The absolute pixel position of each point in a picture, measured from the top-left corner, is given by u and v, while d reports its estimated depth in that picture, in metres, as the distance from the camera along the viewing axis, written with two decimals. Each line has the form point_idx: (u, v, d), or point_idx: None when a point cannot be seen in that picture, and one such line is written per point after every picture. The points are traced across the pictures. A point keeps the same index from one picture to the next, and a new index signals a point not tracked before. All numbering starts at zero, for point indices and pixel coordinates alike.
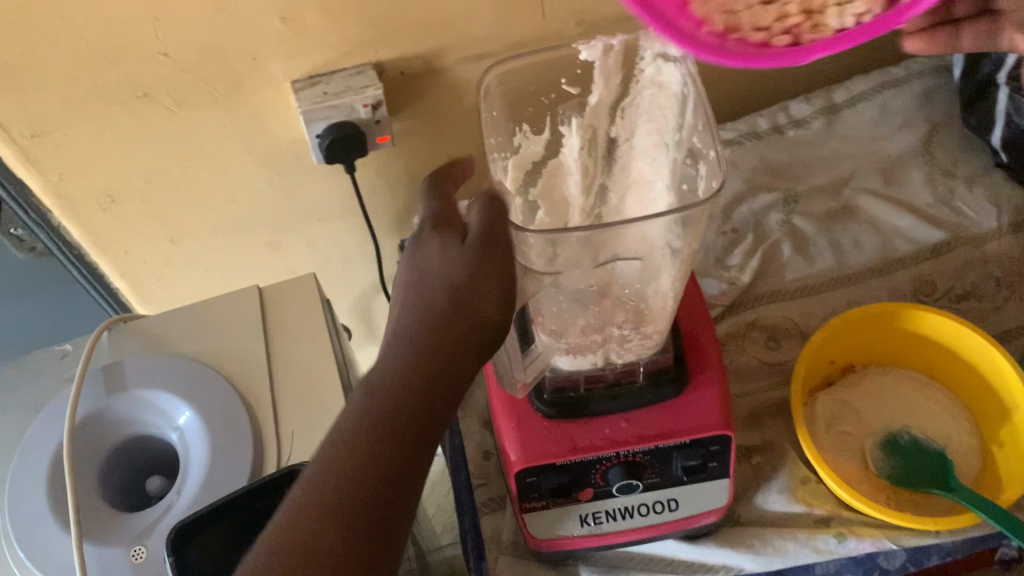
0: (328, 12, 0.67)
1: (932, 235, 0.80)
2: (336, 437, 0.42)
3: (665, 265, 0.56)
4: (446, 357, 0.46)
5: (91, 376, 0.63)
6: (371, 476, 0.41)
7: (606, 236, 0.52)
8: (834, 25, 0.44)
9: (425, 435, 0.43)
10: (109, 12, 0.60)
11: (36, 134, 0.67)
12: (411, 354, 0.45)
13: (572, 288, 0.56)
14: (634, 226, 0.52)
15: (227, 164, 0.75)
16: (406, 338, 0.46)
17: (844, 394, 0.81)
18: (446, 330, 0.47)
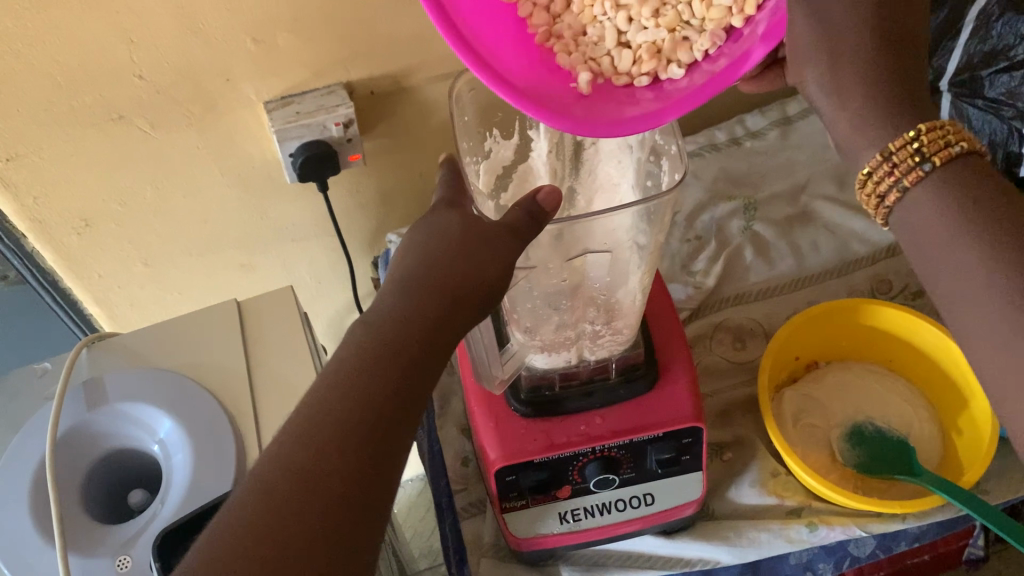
0: (299, 34, 0.69)
1: (887, 236, 0.82)
2: (295, 438, 0.41)
3: (630, 265, 0.55)
4: (414, 367, 0.45)
5: (72, 391, 0.64)
6: (330, 484, 0.39)
7: (572, 231, 0.51)
8: (686, 61, 0.47)
9: (390, 445, 0.42)
10: (82, 37, 0.63)
11: (11, 158, 0.70)
12: (382, 353, 0.44)
13: (544, 288, 0.55)
14: (600, 219, 0.50)
15: (198, 184, 0.78)
16: (383, 338, 0.45)
17: (838, 368, 0.75)
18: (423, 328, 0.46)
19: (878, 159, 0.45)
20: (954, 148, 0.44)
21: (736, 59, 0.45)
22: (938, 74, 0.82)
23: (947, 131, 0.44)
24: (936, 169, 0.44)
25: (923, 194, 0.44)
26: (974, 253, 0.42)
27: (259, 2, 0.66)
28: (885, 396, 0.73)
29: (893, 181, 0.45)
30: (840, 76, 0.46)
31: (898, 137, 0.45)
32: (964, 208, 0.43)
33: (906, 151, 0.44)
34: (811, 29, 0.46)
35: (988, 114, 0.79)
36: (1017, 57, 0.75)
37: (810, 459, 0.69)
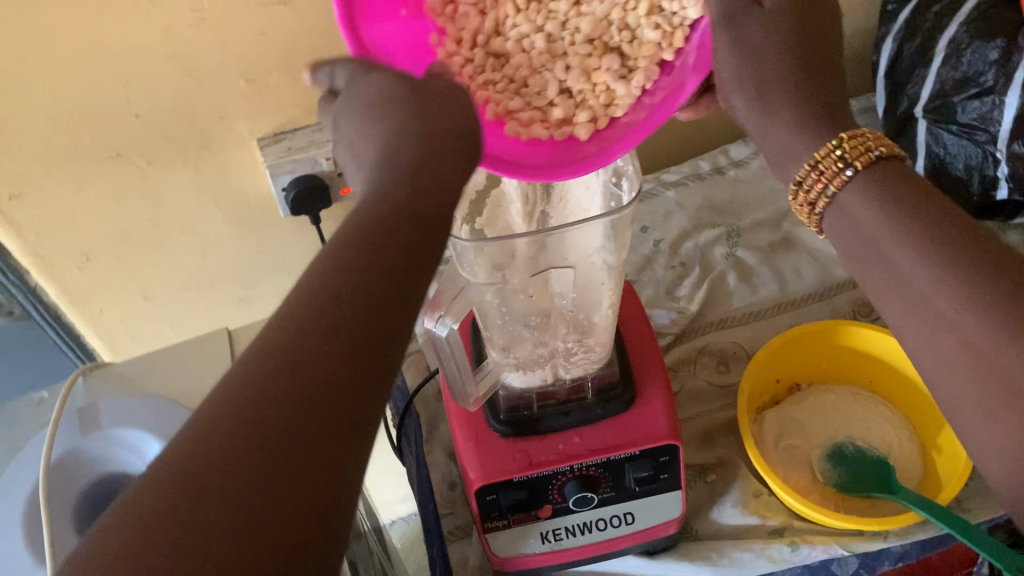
0: (290, 72, 0.72)
1: None
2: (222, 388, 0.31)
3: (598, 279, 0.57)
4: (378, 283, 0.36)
5: (68, 418, 0.66)
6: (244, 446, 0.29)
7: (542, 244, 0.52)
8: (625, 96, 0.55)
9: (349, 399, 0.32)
10: (80, 78, 0.66)
11: (14, 194, 0.72)
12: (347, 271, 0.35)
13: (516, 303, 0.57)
14: (570, 231, 0.52)
15: (195, 219, 0.81)
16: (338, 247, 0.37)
17: (818, 391, 0.76)
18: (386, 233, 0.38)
19: (806, 170, 0.48)
20: (874, 152, 0.46)
21: (673, 90, 0.55)
22: (912, 103, 0.85)
23: (866, 138, 0.46)
24: (859, 173, 0.46)
25: (848, 194, 0.46)
26: (900, 242, 0.43)
27: (250, 44, 0.69)
28: (865, 415, 0.74)
29: (822, 188, 0.47)
30: (766, 97, 0.50)
31: (821, 147, 0.48)
32: (887, 201, 0.44)
33: (830, 162, 0.46)
34: (734, 58, 0.51)
35: (962, 139, 0.80)
36: (986, 83, 0.76)
37: (791, 480, 0.70)
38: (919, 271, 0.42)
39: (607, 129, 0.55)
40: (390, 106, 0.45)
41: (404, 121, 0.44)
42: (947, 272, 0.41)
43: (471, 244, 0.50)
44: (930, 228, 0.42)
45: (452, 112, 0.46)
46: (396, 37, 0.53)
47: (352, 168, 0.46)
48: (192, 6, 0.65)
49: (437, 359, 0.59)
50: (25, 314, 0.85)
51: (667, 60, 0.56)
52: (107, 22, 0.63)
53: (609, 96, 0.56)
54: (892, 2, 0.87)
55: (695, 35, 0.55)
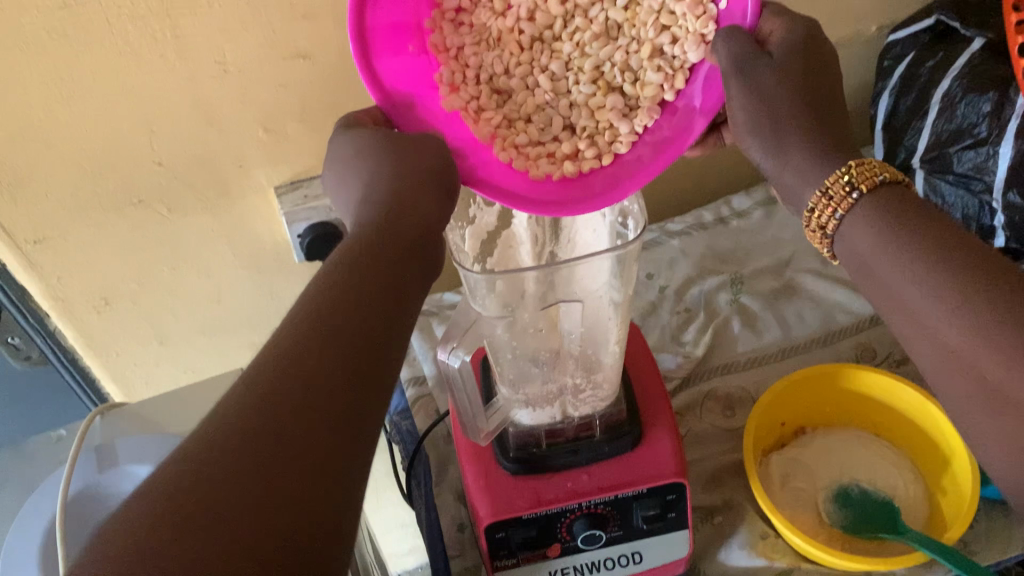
0: (307, 123, 0.75)
1: (869, 307, 0.85)
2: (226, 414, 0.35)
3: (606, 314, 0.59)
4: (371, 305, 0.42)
5: (86, 457, 0.68)
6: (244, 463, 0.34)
7: (553, 279, 0.55)
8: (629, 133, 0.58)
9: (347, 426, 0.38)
10: (108, 127, 0.68)
11: (38, 240, 0.74)
12: (337, 316, 0.40)
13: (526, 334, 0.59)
14: (580, 265, 0.54)
15: (212, 265, 0.83)
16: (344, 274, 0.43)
17: (824, 434, 0.77)
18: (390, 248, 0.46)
19: (816, 195, 0.50)
20: (879, 177, 0.48)
21: (677, 130, 0.58)
22: (909, 153, 0.87)
23: (874, 164, 0.48)
24: (864, 196, 0.48)
25: (855, 220, 0.48)
26: (904, 266, 0.45)
27: (270, 95, 0.71)
28: (871, 459, 0.74)
29: (830, 212, 0.49)
30: (782, 132, 0.52)
31: (830, 175, 0.49)
32: (890, 227, 0.46)
33: (839, 184, 0.48)
34: (743, 95, 0.53)
35: (958, 188, 0.82)
36: (980, 134, 0.79)
37: (797, 521, 0.70)
38: (924, 298, 0.44)
39: (612, 166, 0.58)
40: (367, 152, 0.52)
41: (372, 172, 0.51)
42: (948, 297, 0.43)
43: (482, 277, 0.53)
44: (932, 254, 0.44)
45: (422, 167, 0.51)
46: (404, 76, 0.56)
47: (338, 206, 0.54)
48: (216, 59, 0.67)
49: (450, 392, 0.61)
50: (42, 359, 0.88)
51: (669, 99, 0.59)
52: (135, 73, 0.66)
53: (614, 134, 0.59)
54: (887, 58, 0.90)
55: (697, 76, 0.58)
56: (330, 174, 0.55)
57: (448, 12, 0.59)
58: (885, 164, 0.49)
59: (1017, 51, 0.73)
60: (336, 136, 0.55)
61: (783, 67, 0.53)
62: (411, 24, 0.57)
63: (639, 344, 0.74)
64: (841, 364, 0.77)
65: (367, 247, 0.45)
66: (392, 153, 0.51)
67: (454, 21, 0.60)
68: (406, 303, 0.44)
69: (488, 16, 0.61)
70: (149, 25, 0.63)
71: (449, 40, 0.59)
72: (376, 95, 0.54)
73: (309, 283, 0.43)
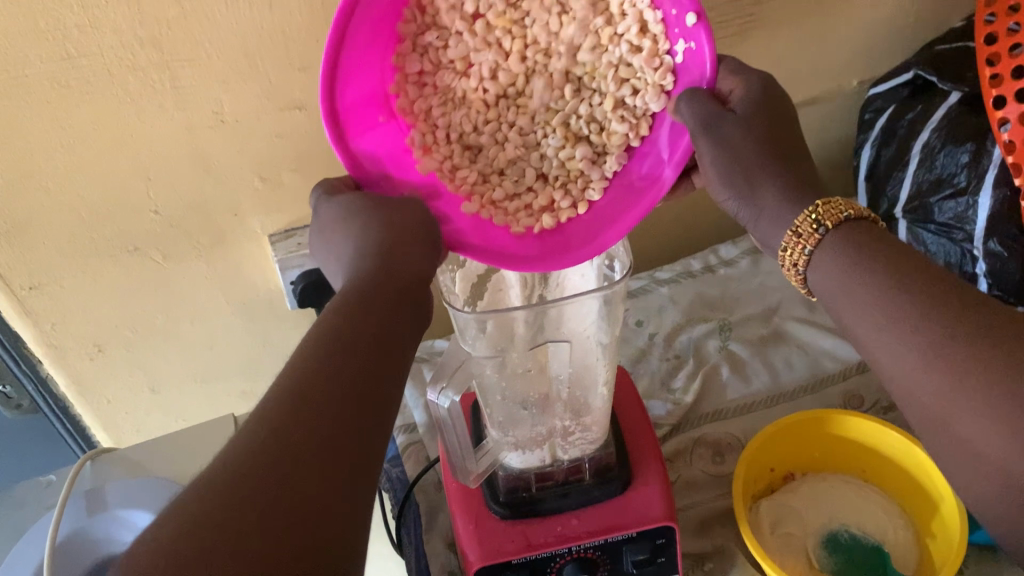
0: (301, 172, 0.76)
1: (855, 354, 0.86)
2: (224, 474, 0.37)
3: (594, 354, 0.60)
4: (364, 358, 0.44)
5: (74, 503, 0.68)
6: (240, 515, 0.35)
7: (541, 316, 0.56)
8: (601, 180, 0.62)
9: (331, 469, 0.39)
10: (106, 175, 0.70)
11: (33, 286, 0.74)
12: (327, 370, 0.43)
13: (515, 374, 0.60)
14: (569, 303, 0.56)
15: (205, 313, 0.84)
16: (341, 324, 0.45)
17: (812, 479, 0.77)
18: (378, 289, 0.49)
19: (788, 236, 0.53)
20: (844, 213, 0.52)
21: (648, 179, 0.61)
22: (891, 203, 0.89)
23: (840, 203, 0.52)
24: (830, 231, 0.52)
25: (827, 262, 0.51)
26: (881, 308, 0.47)
27: (266, 144, 0.73)
28: (860, 503, 0.75)
29: (800, 249, 0.53)
30: (754, 181, 0.56)
31: (801, 215, 0.53)
32: (864, 268, 0.49)
33: (808, 222, 0.52)
34: (712, 151, 0.56)
35: (941, 238, 0.83)
36: (960, 184, 0.81)
37: (788, 566, 0.70)
38: (905, 336, 0.45)
39: (587, 213, 0.62)
40: (349, 211, 0.55)
41: (358, 231, 0.53)
42: (929, 335, 0.44)
43: (472, 316, 0.54)
44: (911, 295, 0.46)
45: (409, 221, 0.53)
46: (375, 142, 0.58)
47: (330, 272, 0.56)
48: (214, 109, 0.69)
49: (441, 435, 0.63)
50: (34, 407, 0.88)
51: (635, 145, 0.62)
52: (134, 122, 0.67)
53: (585, 181, 0.62)
54: (869, 111, 0.93)
55: (660, 123, 0.61)
56: (319, 239, 0.57)
57: (411, 75, 0.60)
58: (851, 203, 0.53)
59: (991, 104, 0.76)
60: (320, 206, 0.58)
61: (745, 124, 0.57)
62: (380, 93, 0.59)
63: (628, 388, 0.75)
64: (827, 409, 0.77)
65: (359, 290, 0.48)
66: (375, 211, 0.54)
67: (418, 82, 0.61)
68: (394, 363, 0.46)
69: (451, 77, 0.62)
70: (149, 76, 0.65)
71: (415, 101, 0.61)
72: (350, 165, 0.56)
73: (312, 326, 0.46)
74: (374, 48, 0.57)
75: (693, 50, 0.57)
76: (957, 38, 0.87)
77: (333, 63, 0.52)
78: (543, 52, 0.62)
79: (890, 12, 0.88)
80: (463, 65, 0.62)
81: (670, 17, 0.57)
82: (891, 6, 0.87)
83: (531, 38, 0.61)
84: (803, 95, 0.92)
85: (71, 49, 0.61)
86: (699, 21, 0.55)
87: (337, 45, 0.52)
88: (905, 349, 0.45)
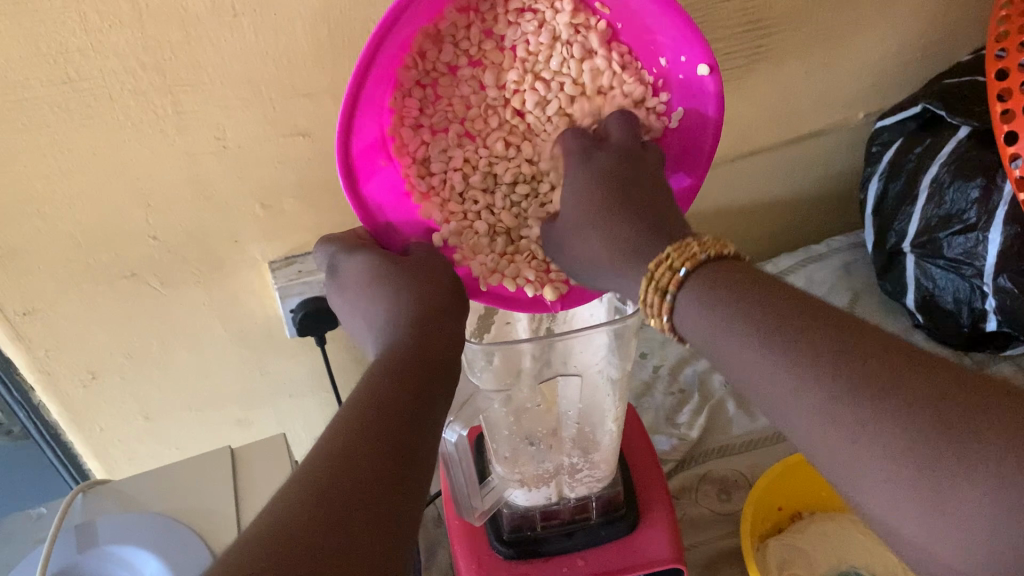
0: (303, 199, 0.75)
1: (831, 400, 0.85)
2: (248, 535, 0.36)
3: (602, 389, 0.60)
4: (392, 419, 0.44)
5: (65, 538, 0.66)
6: (252, 555, 0.34)
7: (552, 349, 0.55)
8: None
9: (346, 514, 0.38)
10: (104, 200, 0.68)
11: (27, 312, 0.73)
12: (342, 431, 0.42)
13: (523, 408, 0.59)
14: (581, 337, 0.55)
15: (202, 340, 0.82)
16: (368, 391, 0.45)
17: (819, 518, 0.76)
18: (394, 381, 0.46)
19: (643, 308, 0.49)
20: (681, 270, 0.47)
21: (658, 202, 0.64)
22: (899, 238, 0.88)
23: (669, 259, 0.48)
24: (677, 294, 0.47)
25: (683, 317, 0.47)
26: (749, 341, 0.42)
27: (268, 171, 0.72)
28: (868, 544, 0.73)
29: (660, 319, 0.48)
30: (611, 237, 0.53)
31: (641, 281, 0.50)
32: (730, 302, 0.44)
33: (651, 293, 0.48)
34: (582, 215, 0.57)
35: (949, 272, 0.84)
36: (969, 220, 0.80)
37: None
38: (778, 363, 0.40)
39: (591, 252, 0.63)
40: (373, 278, 0.55)
41: (392, 296, 0.53)
42: (798, 357, 0.39)
43: (482, 347, 0.54)
44: (787, 317, 0.41)
45: (431, 271, 0.55)
46: (376, 188, 0.58)
47: (360, 334, 0.56)
48: (216, 135, 0.68)
49: (445, 471, 0.62)
50: (25, 434, 0.85)
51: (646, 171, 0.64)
52: (133, 147, 0.66)
53: None
54: (876, 144, 0.91)
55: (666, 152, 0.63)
56: (340, 299, 0.57)
57: (406, 119, 0.59)
58: (685, 248, 0.48)
59: (1002, 140, 0.75)
60: (341, 263, 0.57)
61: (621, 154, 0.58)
62: (379, 138, 0.57)
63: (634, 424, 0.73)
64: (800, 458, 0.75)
65: (375, 385, 0.46)
66: (405, 278, 0.54)
67: (413, 123, 0.60)
68: (410, 406, 0.45)
69: (446, 116, 0.62)
70: (151, 101, 0.64)
71: (410, 143, 0.59)
72: (360, 214, 0.57)
73: (345, 400, 0.45)
74: (381, 96, 0.56)
75: (685, 82, 0.59)
76: (965, 71, 0.86)
77: (348, 114, 0.52)
78: (541, 96, 0.62)
79: (898, 47, 0.87)
80: (461, 107, 0.62)
81: (675, 63, 0.58)
82: (898, 39, 0.87)
83: (527, 82, 0.62)
84: (809, 127, 0.91)
85: (73, 73, 0.60)
86: (712, 73, 0.56)
87: (353, 99, 0.52)
88: (779, 382, 0.40)
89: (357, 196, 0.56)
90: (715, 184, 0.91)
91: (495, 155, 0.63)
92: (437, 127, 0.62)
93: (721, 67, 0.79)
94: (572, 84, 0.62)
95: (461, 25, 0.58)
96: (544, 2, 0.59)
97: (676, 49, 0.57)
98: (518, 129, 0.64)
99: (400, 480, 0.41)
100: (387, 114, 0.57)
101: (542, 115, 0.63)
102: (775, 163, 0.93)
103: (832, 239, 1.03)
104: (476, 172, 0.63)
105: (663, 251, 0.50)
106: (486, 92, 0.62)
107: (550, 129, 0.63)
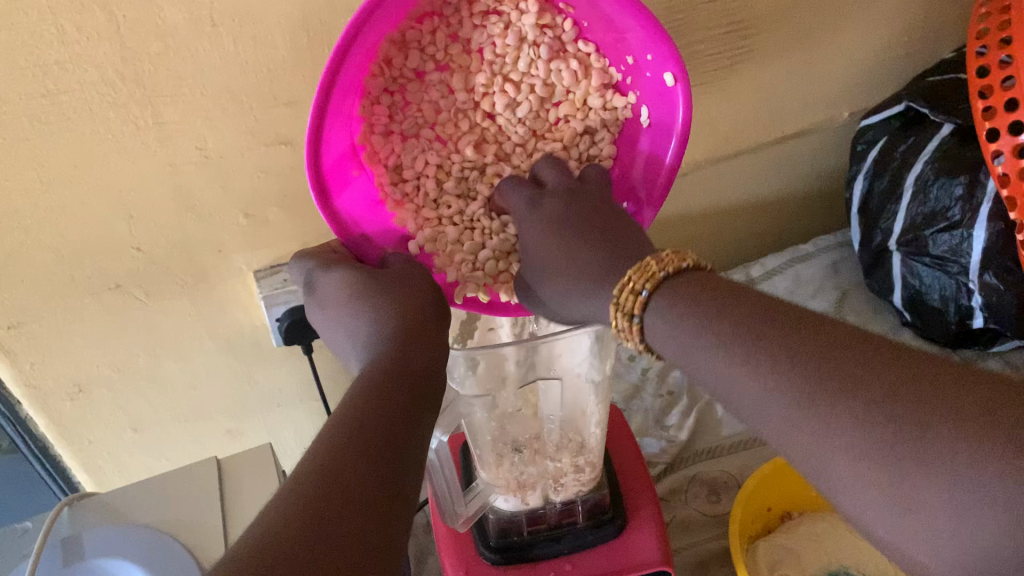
0: (288, 209, 0.75)
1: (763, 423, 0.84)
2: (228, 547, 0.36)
3: (583, 389, 0.60)
4: (373, 427, 0.44)
5: (51, 552, 0.66)
6: (229, 565, 0.34)
7: (536, 351, 0.55)
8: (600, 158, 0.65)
9: (328, 519, 0.38)
10: (86, 212, 0.68)
11: (12, 325, 0.72)
12: (325, 441, 0.42)
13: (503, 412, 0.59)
14: (563, 339, 0.54)
15: (189, 351, 0.82)
16: (348, 402, 0.45)
17: (809, 519, 0.76)
18: (375, 392, 0.46)
19: (618, 334, 0.49)
20: (655, 279, 0.47)
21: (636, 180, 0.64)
22: (885, 236, 0.89)
23: (630, 282, 0.48)
24: (647, 307, 0.47)
25: (654, 336, 0.46)
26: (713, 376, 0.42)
27: (250, 180, 0.72)
28: (859, 543, 0.73)
29: (633, 343, 0.48)
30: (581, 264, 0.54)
31: (611, 308, 0.49)
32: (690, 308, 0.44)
33: (620, 319, 0.48)
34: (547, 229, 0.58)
35: (935, 270, 0.84)
36: (954, 217, 0.80)
37: None
38: (756, 383, 0.39)
39: None
40: (353, 291, 0.55)
41: (373, 306, 0.53)
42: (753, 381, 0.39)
43: (462, 352, 0.54)
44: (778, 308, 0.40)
45: (411, 280, 0.56)
46: (352, 198, 0.58)
47: (341, 347, 0.56)
48: (197, 145, 0.68)
49: (429, 476, 0.62)
50: (12, 447, 0.84)
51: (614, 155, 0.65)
52: (115, 159, 0.66)
53: None
54: (861, 142, 0.91)
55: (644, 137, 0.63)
56: (320, 314, 0.57)
57: (377, 126, 0.59)
58: (644, 268, 0.48)
59: (984, 137, 0.75)
60: (318, 279, 0.58)
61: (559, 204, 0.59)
62: (350, 148, 0.57)
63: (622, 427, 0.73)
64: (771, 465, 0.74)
65: (356, 393, 0.46)
66: (382, 290, 0.54)
67: (384, 131, 0.61)
68: (390, 412, 0.45)
69: (416, 121, 0.63)
70: (131, 112, 0.64)
71: (381, 150, 0.60)
72: (335, 228, 0.56)
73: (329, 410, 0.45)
74: (350, 105, 0.56)
75: (651, 80, 0.60)
76: (947, 69, 0.86)
77: (319, 124, 0.52)
78: (510, 99, 0.63)
79: (882, 44, 0.87)
80: (431, 111, 0.63)
81: (643, 61, 0.59)
82: (883, 37, 0.87)
83: (497, 86, 0.63)
84: (795, 125, 0.91)
85: (51, 86, 0.60)
86: (679, 82, 0.57)
87: (321, 111, 0.52)
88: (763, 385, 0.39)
89: (333, 208, 0.56)
90: (701, 185, 0.91)
91: (468, 159, 0.65)
92: (408, 133, 0.63)
93: (705, 68, 0.80)
94: (541, 83, 0.63)
95: (427, 31, 0.59)
96: (509, 5, 0.59)
97: (643, 47, 0.57)
98: (489, 132, 0.65)
99: (384, 487, 0.41)
100: (357, 123, 0.58)
101: (512, 117, 0.64)
102: (761, 163, 0.93)
103: (820, 237, 1.03)
104: (450, 178, 0.64)
105: (636, 265, 0.50)
106: (456, 96, 0.63)
107: (520, 132, 0.65)
